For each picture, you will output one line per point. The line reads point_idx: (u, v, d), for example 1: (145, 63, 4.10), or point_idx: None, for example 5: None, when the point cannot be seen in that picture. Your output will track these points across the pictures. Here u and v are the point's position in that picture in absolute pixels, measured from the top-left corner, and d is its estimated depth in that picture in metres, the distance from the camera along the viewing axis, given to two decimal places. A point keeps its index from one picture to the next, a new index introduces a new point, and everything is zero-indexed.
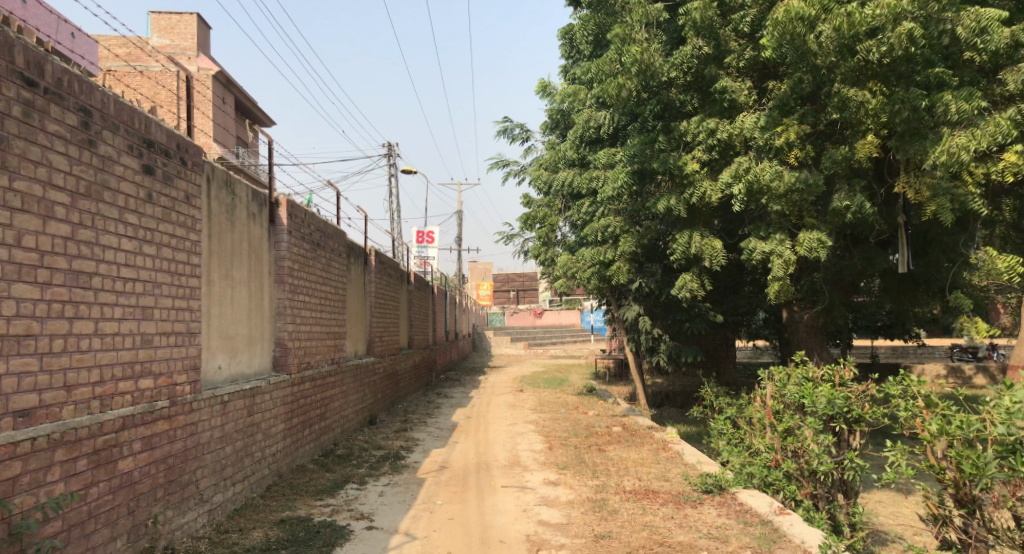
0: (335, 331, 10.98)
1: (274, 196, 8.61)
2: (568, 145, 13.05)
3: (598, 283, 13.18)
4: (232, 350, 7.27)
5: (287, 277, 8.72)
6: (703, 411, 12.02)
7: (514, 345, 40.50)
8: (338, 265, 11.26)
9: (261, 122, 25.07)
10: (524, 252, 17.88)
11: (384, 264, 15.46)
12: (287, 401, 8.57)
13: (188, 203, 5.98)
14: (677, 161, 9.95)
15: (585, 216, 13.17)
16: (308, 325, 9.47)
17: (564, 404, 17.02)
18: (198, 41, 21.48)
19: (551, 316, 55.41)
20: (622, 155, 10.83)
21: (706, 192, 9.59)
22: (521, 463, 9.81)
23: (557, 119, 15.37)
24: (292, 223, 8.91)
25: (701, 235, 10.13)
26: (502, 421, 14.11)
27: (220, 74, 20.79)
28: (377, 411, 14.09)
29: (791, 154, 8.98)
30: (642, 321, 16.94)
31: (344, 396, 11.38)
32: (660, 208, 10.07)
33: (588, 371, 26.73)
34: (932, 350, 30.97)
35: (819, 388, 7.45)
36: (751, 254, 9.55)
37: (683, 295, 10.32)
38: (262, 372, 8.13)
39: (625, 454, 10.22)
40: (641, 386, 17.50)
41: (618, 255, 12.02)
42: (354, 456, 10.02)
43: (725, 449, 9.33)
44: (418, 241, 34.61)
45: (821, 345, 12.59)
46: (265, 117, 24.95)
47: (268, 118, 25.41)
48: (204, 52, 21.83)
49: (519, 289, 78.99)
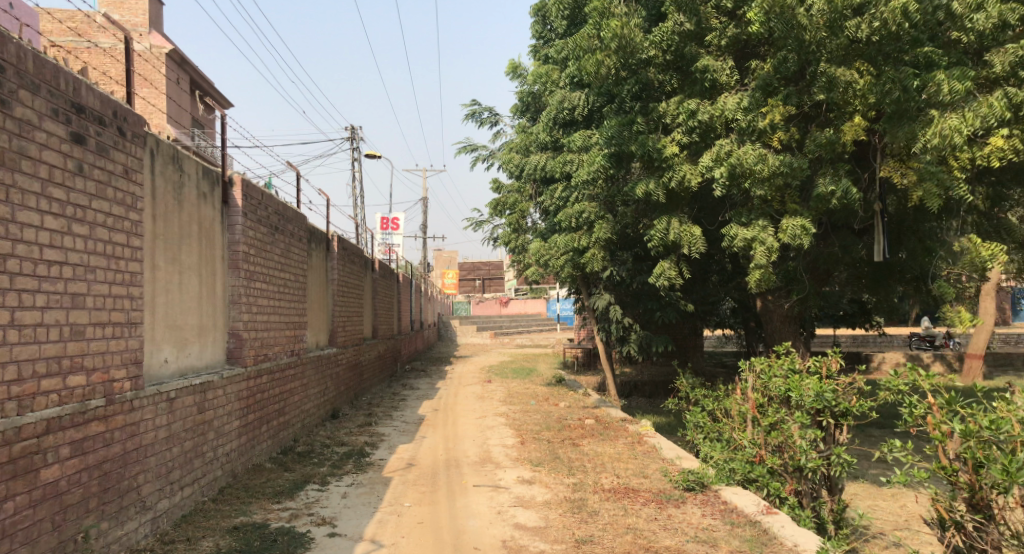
0: (295, 321, 10.39)
1: (228, 176, 7.99)
2: (540, 127, 12.58)
3: (571, 271, 12.78)
4: (180, 342, 6.68)
5: (243, 263, 8.10)
6: (678, 404, 11.69)
7: (479, 334, 40.03)
8: (298, 251, 10.64)
9: (218, 103, 24.16)
10: (493, 239, 17.40)
11: (348, 251, 14.87)
12: (242, 396, 7.98)
13: (127, 177, 5.37)
14: (656, 144, 9.52)
15: (558, 202, 12.73)
16: (266, 315, 8.88)
17: (534, 395, 16.64)
18: (150, 17, 20.49)
19: (517, 305, 55.09)
20: (597, 137, 10.39)
21: (686, 175, 9.23)
22: (492, 459, 9.38)
23: (527, 102, 14.95)
24: (248, 205, 8.30)
25: (679, 221, 9.75)
26: (470, 414, 13.65)
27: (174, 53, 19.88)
28: (340, 403, 13.52)
29: (774, 137, 8.60)
30: (613, 311, 16.64)
31: (304, 390, 10.80)
32: (638, 192, 9.65)
33: (555, 361, 26.40)
34: (891, 339, 31.24)
35: (806, 381, 7.04)
36: (732, 241, 9.16)
37: (661, 284, 9.97)
38: (215, 365, 7.54)
39: (600, 449, 9.83)
40: (611, 377, 17.16)
41: (592, 241, 11.60)
42: (315, 453, 9.46)
43: (704, 444, 8.98)
44: (382, 228, 33.90)
45: (796, 334, 12.34)
46: (222, 98, 24.03)
47: (225, 99, 24.51)
48: (157, 29, 20.84)
49: (484, 278, 78.50)
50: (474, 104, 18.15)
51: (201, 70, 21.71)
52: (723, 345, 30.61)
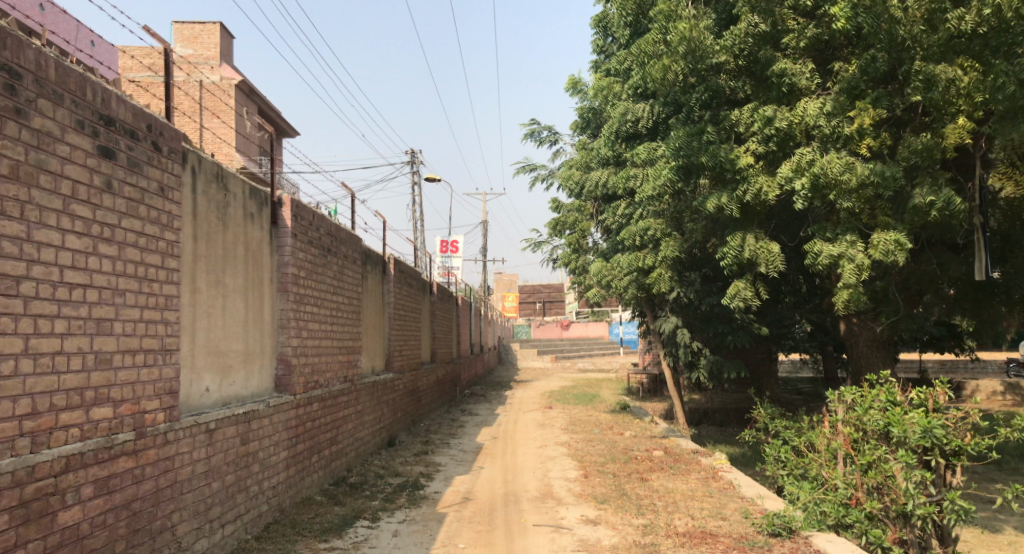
0: (349, 346, 9.99)
1: (277, 195, 7.65)
2: (602, 142, 12.01)
3: (635, 292, 12.12)
4: (223, 369, 6.27)
5: (292, 287, 7.72)
6: (755, 436, 10.86)
7: (540, 358, 39.40)
8: (352, 273, 10.28)
9: (284, 132, 24.43)
10: (553, 260, 16.84)
11: (405, 273, 14.54)
12: (291, 426, 7.54)
13: (163, 195, 4.99)
14: (729, 154, 8.86)
15: (621, 220, 12.11)
16: (317, 341, 8.48)
17: (598, 423, 15.94)
18: (221, 50, 20.77)
19: (579, 328, 54.30)
20: (663, 149, 9.76)
21: (762, 187, 8.56)
22: (554, 495, 8.74)
23: (587, 119, 14.42)
24: (298, 225, 7.94)
25: (755, 237, 9.06)
26: (531, 443, 13.05)
27: (243, 83, 20.16)
28: (396, 431, 13.08)
29: (863, 144, 7.86)
30: (681, 334, 15.86)
31: (358, 418, 10.38)
32: (710, 207, 8.99)
33: (619, 386, 25.57)
34: (985, 366, 29.25)
35: (909, 415, 6.30)
36: (816, 258, 8.41)
37: (736, 305, 9.24)
38: (262, 393, 7.13)
39: (671, 485, 9.11)
40: (679, 405, 16.30)
41: (659, 260, 10.90)
42: (368, 485, 8.99)
43: (789, 483, 8.17)
44: (443, 251, 33.75)
45: (885, 361, 11.46)
46: (289, 128, 24.32)
47: (292, 128, 24.79)
48: (227, 61, 21.15)
49: (545, 301, 77.92)
50: (533, 123, 17.74)
51: (268, 100, 21.98)
52: (798, 372, 29.20)
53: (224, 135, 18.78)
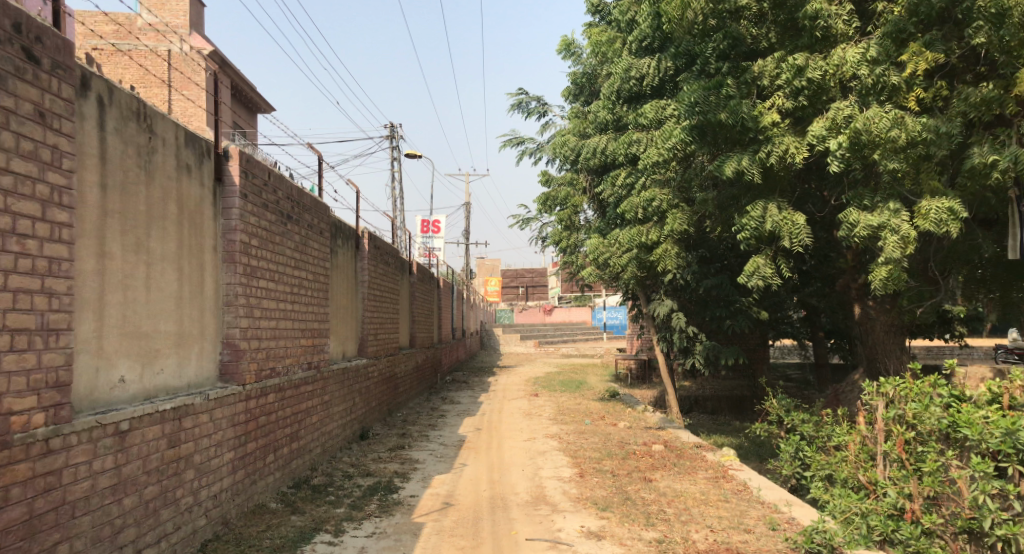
0: (313, 327, 8.75)
1: (222, 146, 6.37)
2: (600, 104, 10.83)
3: (634, 272, 11.01)
4: (146, 355, 5.02)
5: (241, 257, 6.47)
6: (767, 430, 9.84)
7: (523, 343, 38.25)
8: (318, 246, 9.01)
9: (258, 108, 22.99)
10: (541, 239, 15.69)
11: (381, 250, 13.30)
12: (237, 422, 6.30)
13: (42, 122, 3.89)
14: (751, 110, 7.75)
15: (620, 191, 10.97)
16: (273, 322, 7.27)
17: (588, 412, 14.86)
18: (190, 18, 19.19)
19: (562, 313, 53.30)
20: (675, 108, 8.62)
21: (790, 150, 7.47)
22: (548, 499, 7.63)
23: (581, 84, 13.20)
24: (248, 184, 6.66)
25: (779, 207, 8.00)
26: (518, 435, 11.95)
27: (215, 51, 18.72)
28: (370, 423, 11.90)
29: (912, 96, 6.95)
30: (676, 318, 14.80)
31: (325, 409, 9.19)
32: (728, 171, 7.86)
33: (604, 373, 24.52)
34: (972, 352, 28.70)
35: (984, 416, 5.29)
36: (851, 231, 7.33)
37: (754, 284, 8.16)
38: (201, 383, 5.89)
39: (680, 487, 8.06)
40: (673, 393, 15.25)
41: (664, 235, 9.77)
42: (334, 489, 7.81)
43: (817, 487, 7.14)
44: (423, 232, 32.50)
45: (903, 346, 10.65)
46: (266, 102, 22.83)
47: (266, 104, 23.35)
48: (197, 31, 19.61)
49: (527, 286, 76.73)
50: (521, 92, 16.50)
51: (240, 72, 20.50)
52: (786, 357, 28.36)
53: (194, 107, 17.33)
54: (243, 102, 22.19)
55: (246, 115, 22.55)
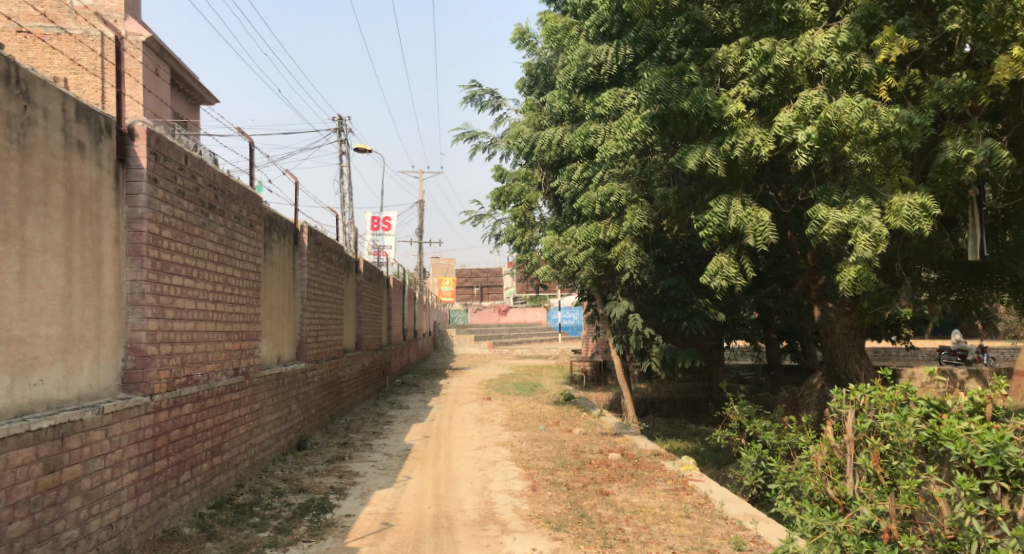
0: (241, 329, 7.99)
1: (127, 124, 5.62)
2: (556, 94, 10.29)
3: (591, 271, 10.50)
4: (19, 364, 4.37)
5: (150, 251, 5.73)
6: (728, 437, 9.38)
7: (477, 344, 37.62)
8: (247, 241, 8.25)
9: (202, 99, 21.89)
10: (495, 236, 15.09)
11: (324, 247, 12.54)
12: (143, 438, 5.57)
13: None
14: (715, 98, 7.27)
15: (576, 186, 10.44)
16: (190, 324, 6.51)
17: (542, 417, 14.30)
18: (128, 3, 18.07)
19: (517, 314, 52.79)
20: (634, 97, 8.10)
21: (755, 141, 7.02)
22: (497, 518, 7.04)
23: (536, 75, 12.61)
24: (159, 167, 5.92)
25: (743, 202, 7.56)
26: (467, 443, 11.32)
27: (155, 39, 17.67)
28: (310, 431, 11.14)
29: (883, 85, 6.58)
30: (632, 319, 14.30)
31: (254, 419, 8.44)
32: (690, 164, 7.35)
33: (558, 375, 24.02)
34: (917, 353, 29.01)
35: (968, 427, 4.80)
36: (818, 230, 6.76)
37: (717, 285, 7.68)
38: (98, 395, 5.16)
39: (638, 501, 7.54)
40: (629, 397, 14.78)
41: (623, 232, 9.24)
42: (260, 509, 7.08)
43: (784, 501, 6.67)
44: (374, 229, 31.66)
45: (863, 349, 10.34)
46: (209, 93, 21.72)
47: (210, 95, 22.25)
48: (135, 16, 18.48)
49: (481, 286, 76.14)
50: (474, 85, 15.86)
51: (181, 60, 19.42)
52: (739, 357, 28.26)
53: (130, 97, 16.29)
54: (186, 93, 21.08)
55: (188, 107, 21.43)
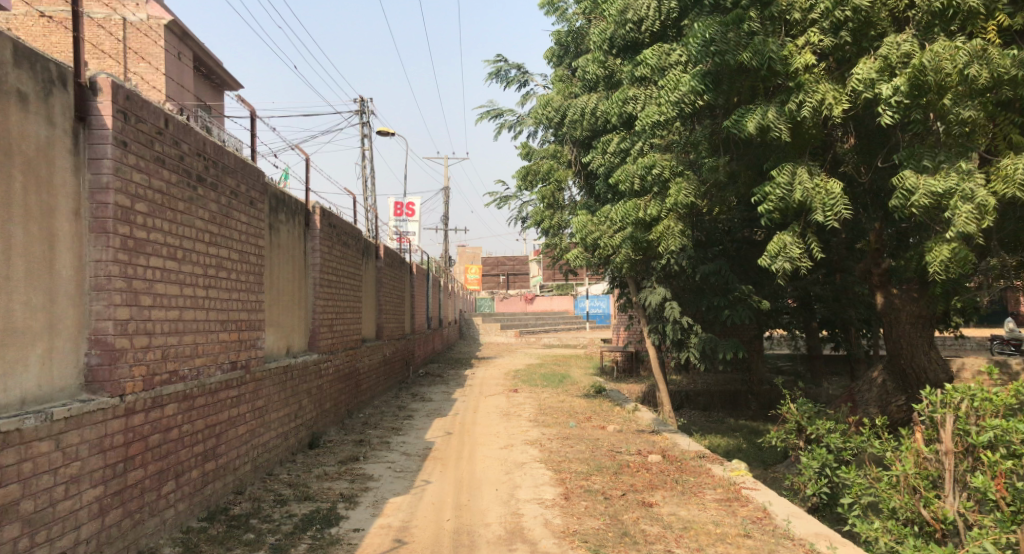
0: (238, 318, 7.12)
1: (88, 76, 4.77)
2: (589, 59, 9.29)
3: (628, 254, 9.51)
4: None
5: (119, 228, 4.89)
6: (783, 440, 8.34)
7: (503, 333, 36.75)
8: (247, 219, 7.38)
9: (226, 85, 21.19)
10: (521, 219, 14.11)
11: (339, 230, 11.67)
12: (112, 449, 4.72)
13: None
14: (780, 49, 6.23)
15: (611, 160, 9.43)
16: (172, 313, 5.67)
17: (572, 412, 13.34)
18: None
19: (543, 302, 51.79)
20: (682, 53, 7.14)
21: (828, 100, 6.06)
22: (527, 534, 6.13)
23: (566, 43, 11.56)
24: (129, 128, 5.04)
25: (809, 170, 6.58)
26: (493, 441, 10.40)
27: (175, 21, 16.92)
28: (323, 428, 10.28)
29: (992, 24, 5.61)
30: (669, 307, 13.28)
31: (257, 417, 7.59)
32: (750, 127, 6.31)
33: (588, 365, 23.02)
34: (964, 342, 27.43)
35: None
36: (906, 201, 5.71)
37: (779, 267, 6.69)
38: (52, 396, 4.38)
39: (686, 515, 6.60)
40: (665, 390, 13.77)
41: (665, 210, 8.21)
42: (257, 521, 6.21)
43: (865, 521, 5.67)
44: (397, 215, 30.94)
45: (932, 340, 9.22)
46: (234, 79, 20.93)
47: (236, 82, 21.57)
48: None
49: (508, 274, 75.31)
50: (500, 59, 14.84)
51: (203, 44, 18.67)
52: (776, 348, 26.99)
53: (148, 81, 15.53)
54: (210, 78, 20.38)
55: (212, 94, 20.63)
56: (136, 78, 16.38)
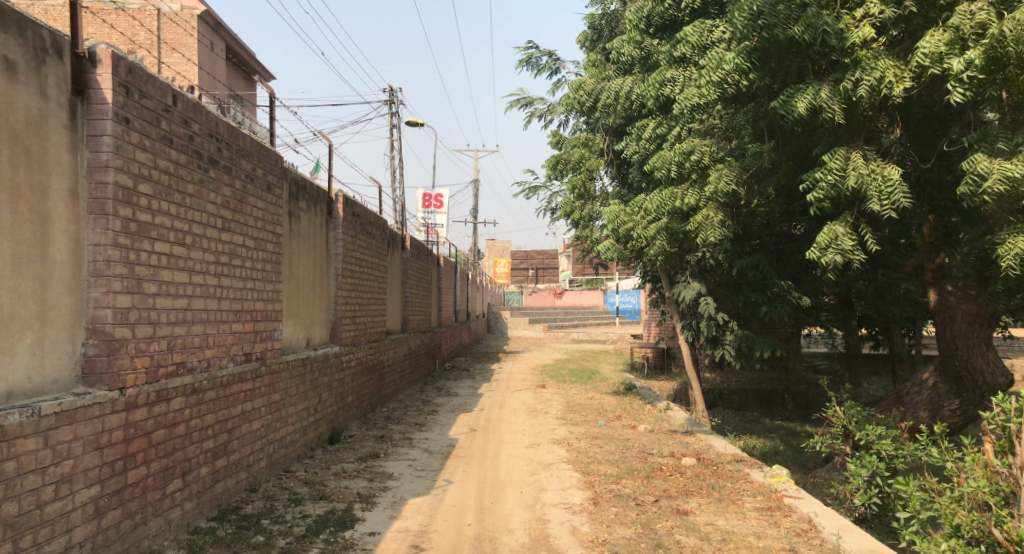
0: (253, 309, 6.79)
1: (85, 46, 4.43)
2: (624, 40, 8.84)
3: (663, 246, 9.04)
4: None
5: (120, 210, 4.57)
6: (828, 445, 7.82)
7: (532, 327, 36.35)
8: (264, 205, 7.06)
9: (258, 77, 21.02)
10: (551, 209, 13.68)
11: (363, 219, 11.33)
12: (110, 445, 4.42)
13: None
14: (835, 22, 5.76)
15: (646, 146, 8.97)
16: (180, 302, 5.35)
17: (602, 410, 12.90)
18: None
19: (573, 296, 51.30)
20: (726, 29, 6.67)
21: (887, 78, 5.57)
22: (552, 544, 5.73)
23: (599, 27, 11.10)
24: (133, 105, 4.72)
25: (864, 154, 6.08)
26: (520, 439, 10.01)
27: (208, 11, 16.68)
28: (344, 423, 9.96)
29: None
30: (704, 303, 12.77)
31: (273, 412, 7.28)
32: (800, 107, 5.83)
33: (618, 361, 22.53)
34: (1012, 343, 26.39)
35: None
36: (976, 188, 5.24)
37: (830, 260, 6.19)
38: (42, 390, 4.09)
39: (725, 526, 6.15)
40: (699, 389, 13.26)
41: (705, 199, 7.72)
42: (269, 522, 5.89)
43: (925, 537, 5.22)
44: (425, 207, 30.74)
45: (989, 342, 8.62)
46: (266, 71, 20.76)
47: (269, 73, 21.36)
48: None
49: (537, 268, 74.91)
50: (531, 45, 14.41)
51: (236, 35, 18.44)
52: (813, 346, 26.20)
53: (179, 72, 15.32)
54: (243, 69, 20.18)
55: (244, 85, 20.46)
56: (169, 69, 16.23)
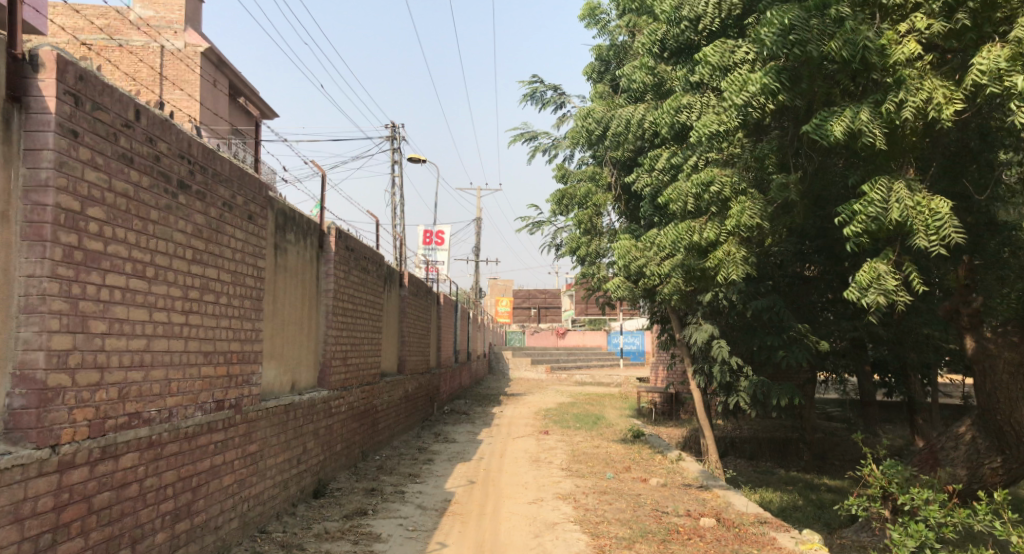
0: (227, 350, 6.10)
1: (25, 49, 3.85)
2: (636, 66, 8.33)
3: (678, 284, 8.38)
4: None
5: (60, 239, 3.94)
6: (864, 508, 7.04)
7: (534, 368, 35.52)
8: (243, 235, 6.42)
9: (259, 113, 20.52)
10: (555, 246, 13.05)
11: (358, 255, 10.69)
12: (31, 518, 3.75)
13: None
14: (876, 37, 5.19)
15: (659, 178, 8.39)
16: (136, 343, 4.67)
17: (609, 460, 12.09)
18: (188, 13, 16.46)
19: (575, 337, 50.50)
20: (750, 48, 6.13)
21: (936, 99, 4.99)
22: None
23: (607, 58, 10.60)
24: (84, 116, 4.13)
25: (907, 184, 5.45)
26: (521, 494, 9.20)
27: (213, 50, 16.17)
28: (330, 473, 9.18)
29: None
30: (717, 346, 12.04)
31: (248, 465, 6.54)
32: (837, 131, 5.22)
33: (624, 405, 21.69)
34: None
35: None
36: None
37: (871, 301, 5.52)
38: None
39: None
40: (712, 438, 12.46)
41: (725, 233, 7.07)
42: None
43: None
44: (426, 244, 30.23)
45: None
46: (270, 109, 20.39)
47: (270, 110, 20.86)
48: (196, 28, 16.61)
49: (539, 307, 74.23)
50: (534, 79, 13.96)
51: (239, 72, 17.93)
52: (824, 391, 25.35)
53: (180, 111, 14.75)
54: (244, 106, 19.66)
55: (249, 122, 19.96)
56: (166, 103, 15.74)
